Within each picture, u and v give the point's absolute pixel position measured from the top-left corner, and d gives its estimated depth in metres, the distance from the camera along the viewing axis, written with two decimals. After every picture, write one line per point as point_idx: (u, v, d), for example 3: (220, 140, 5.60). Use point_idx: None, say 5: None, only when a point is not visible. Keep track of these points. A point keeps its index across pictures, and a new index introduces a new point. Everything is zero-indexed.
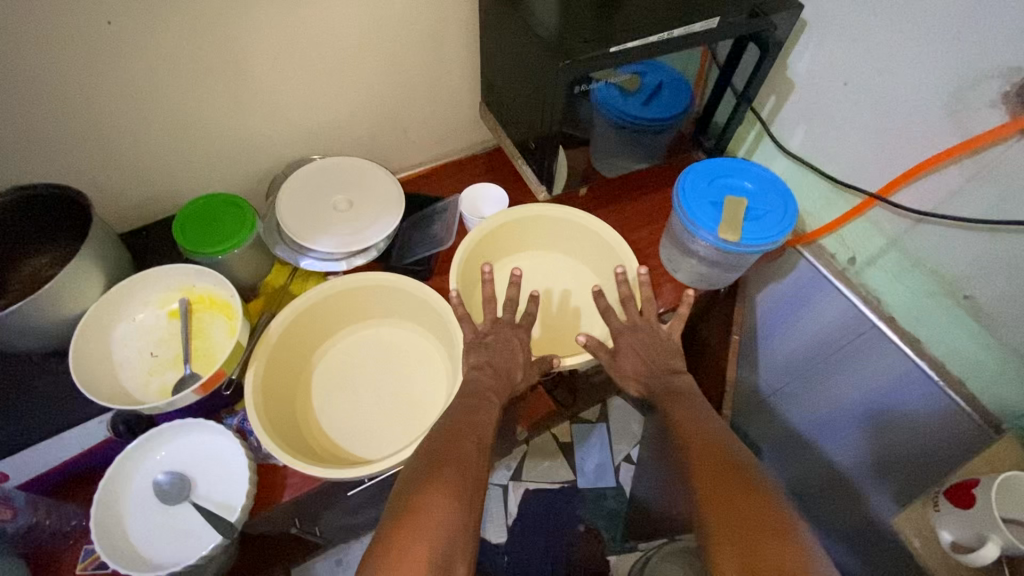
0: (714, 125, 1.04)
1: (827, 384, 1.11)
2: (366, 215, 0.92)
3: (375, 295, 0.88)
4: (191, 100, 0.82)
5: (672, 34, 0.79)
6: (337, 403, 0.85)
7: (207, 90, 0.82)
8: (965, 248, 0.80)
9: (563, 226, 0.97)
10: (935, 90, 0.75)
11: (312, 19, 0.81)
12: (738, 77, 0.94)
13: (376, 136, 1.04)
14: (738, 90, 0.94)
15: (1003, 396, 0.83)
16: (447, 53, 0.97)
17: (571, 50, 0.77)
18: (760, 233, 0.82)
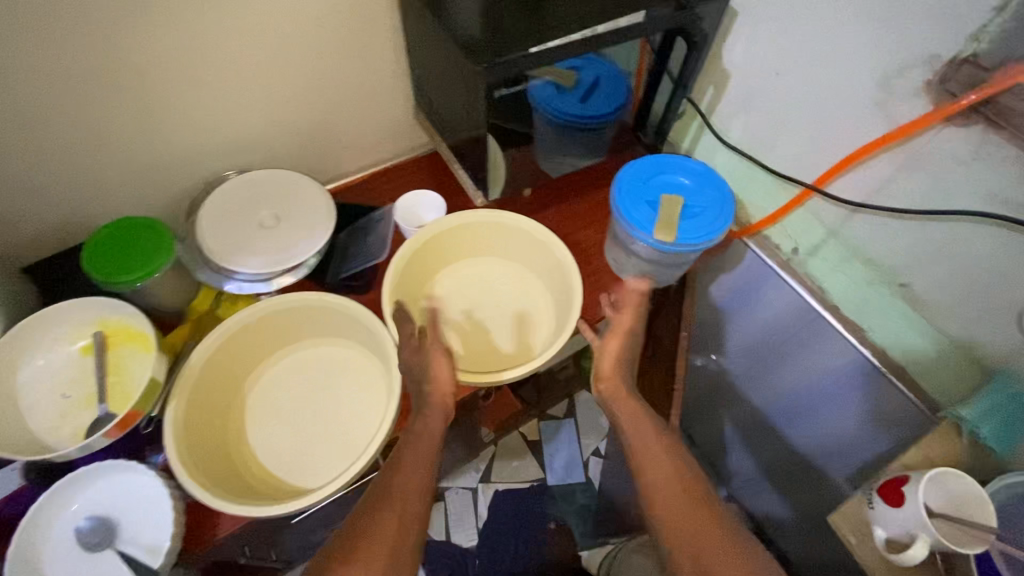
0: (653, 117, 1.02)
1: (781, 372, 1.11)
2: (295, 231, 0.89)
3: (306, 316, 0.84)
4: (90, 121, 0.76)
5: (597, 31, 0.76)
6: (271, 431, 0.82)
7: (107, 108, 0.76)
8: (899, 238, 0.80)
9: (501, 232, 0.94)
10: (861, 81, 0.74)
11: (217, 27, 0.76)
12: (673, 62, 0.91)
13: (306, 144, 0.99)
14: (674, 75, 0.91)
15: (942, 382, 0.84)
16: (372, 55, 0.92)
17: (490, 52, 0.74)
18: (698, 232, 0.81)
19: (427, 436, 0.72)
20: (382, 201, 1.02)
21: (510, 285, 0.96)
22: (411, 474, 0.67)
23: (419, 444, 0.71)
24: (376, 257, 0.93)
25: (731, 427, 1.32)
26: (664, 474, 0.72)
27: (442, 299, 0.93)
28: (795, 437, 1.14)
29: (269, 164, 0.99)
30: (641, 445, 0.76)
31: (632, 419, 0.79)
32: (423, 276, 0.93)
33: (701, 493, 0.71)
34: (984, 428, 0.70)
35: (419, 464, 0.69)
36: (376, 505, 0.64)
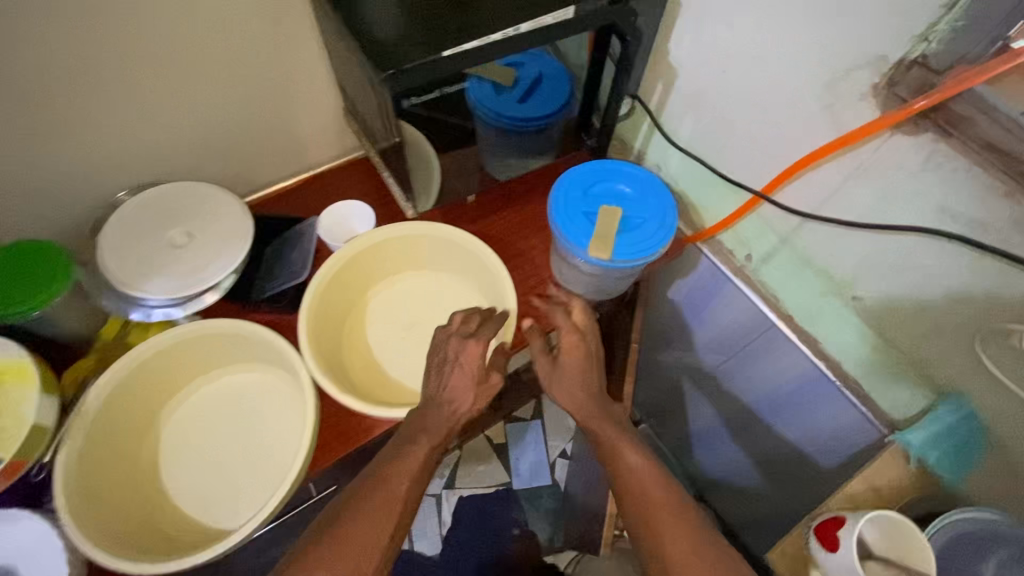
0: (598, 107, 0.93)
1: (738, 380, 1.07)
2: (207, 250, 0.82)
3: (219, 345, 0.78)
4: None
5: (520, 30, 0.69)
6: (184, 468, 0.76)
7: None
8: (849, 248, 0.75)
9: (434, 243, 0.87)
10: (809, 83, 0.68)
11: (98, 34, 0.68)
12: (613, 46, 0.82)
13: (224, 153, 0.91)
14: (615, 55, 0.81)
15: (896, 398, 0.80)
16: (289, 55, 0.84)
17: (400, 57, 0.66)
18: (635, 246, 0.77)
19: (430, 444, 0.70)
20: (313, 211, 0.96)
21: (449, 301, 0.89)
22: (401, 486, 0.66)
23: (420, 452, 0.69)
24: (297, 276, 0.86)
25: (692, 431, 1.28)
26: (628, 490, 0.70)
27: (376, 319, 0.87)
28: (755, 444, 1.11)
29: (184, 176, 0.91)
30: (614, 454, 0.73)
31: (603, 430, 0.76)
32: (353, 296, 0.86)
33: (658, 507, 0.68)
34: (931, 456, 0.68)
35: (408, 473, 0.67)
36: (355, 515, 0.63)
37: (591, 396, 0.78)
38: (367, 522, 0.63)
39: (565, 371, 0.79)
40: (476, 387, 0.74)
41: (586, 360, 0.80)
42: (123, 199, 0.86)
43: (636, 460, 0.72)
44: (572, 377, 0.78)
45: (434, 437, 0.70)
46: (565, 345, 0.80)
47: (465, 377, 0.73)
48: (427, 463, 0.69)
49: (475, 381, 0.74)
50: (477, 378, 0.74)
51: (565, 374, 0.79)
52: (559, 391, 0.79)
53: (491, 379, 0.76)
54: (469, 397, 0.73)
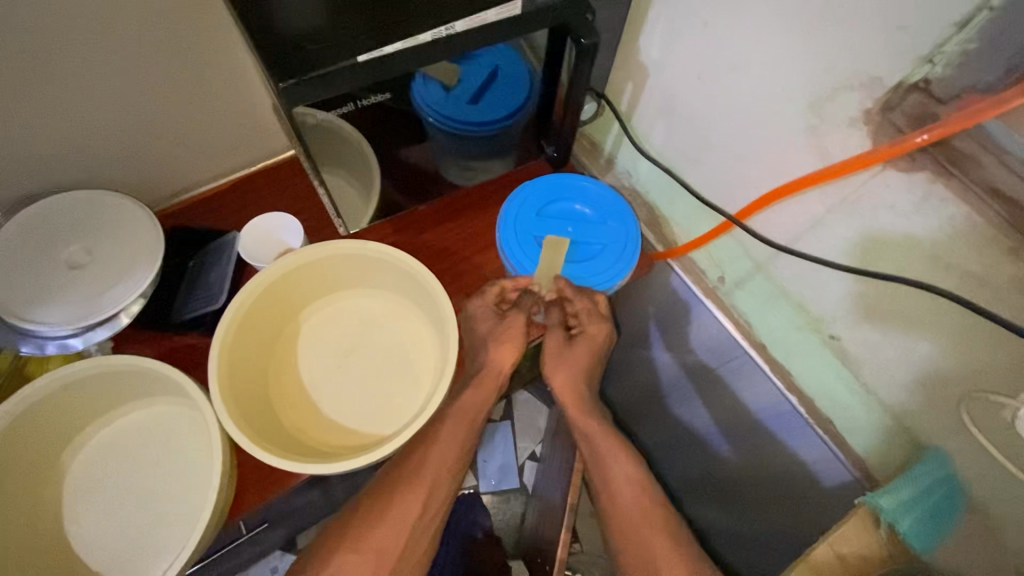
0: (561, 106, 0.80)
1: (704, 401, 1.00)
2: (109, 271, 0.73)
3: (123, 381, 0.70)
4: None
5: (455, 29, 0.57)
6: (92, 516, 0.69)
7: None
8: (830, 284, 0.67)
9: (370, 263, 0.78)
10: (792, 99, 0.59)
11: None
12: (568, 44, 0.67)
13: (133, 154, 0.80)
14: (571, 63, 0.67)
15: (872, 443, 0.73)
16: (201, 45, 0.72)
17: (302, 61, 0.54)
18: (586, 276, 0.70)
19: (463, 416, 0.68)
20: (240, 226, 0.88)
21: (387, 328, 0.80)
22: (434, 458, 0.65)
23: (450, 425, 0.67)
24: (213, 301, 0.76)
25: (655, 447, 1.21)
26: (614, 498, 0.64)
27: (305, 351, 0.79)
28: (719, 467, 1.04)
29: (85, 183, 0.80)
30: (601, 463, 0.66)
31: (596, 432, 0.68)
32: (276, 325, 0.78)
33: (641, 515, 0.63)
34: (904, 521, 0.61)
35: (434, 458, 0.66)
36: (392, 498, 0.63)
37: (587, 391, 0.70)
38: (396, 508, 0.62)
39: (571, 356, 0.69)
40: (503, 330, 0.69)
41: (600, 345, 0.70)
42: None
43: (625, 467, 0.65)
44: (583, 358, 0.69)
45: (470, 405, 0.68)
46: (580, 331, 0.69)
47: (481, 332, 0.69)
48: (463, 437, 0.67)
49: (503, 330, 0.69)
50: (506, 323, 0.69)
51: (570, 361, 0.68)
52: (560, 375, 0.68)
53: (512, 317, 0.69)
54: (489, 351, 0.69)
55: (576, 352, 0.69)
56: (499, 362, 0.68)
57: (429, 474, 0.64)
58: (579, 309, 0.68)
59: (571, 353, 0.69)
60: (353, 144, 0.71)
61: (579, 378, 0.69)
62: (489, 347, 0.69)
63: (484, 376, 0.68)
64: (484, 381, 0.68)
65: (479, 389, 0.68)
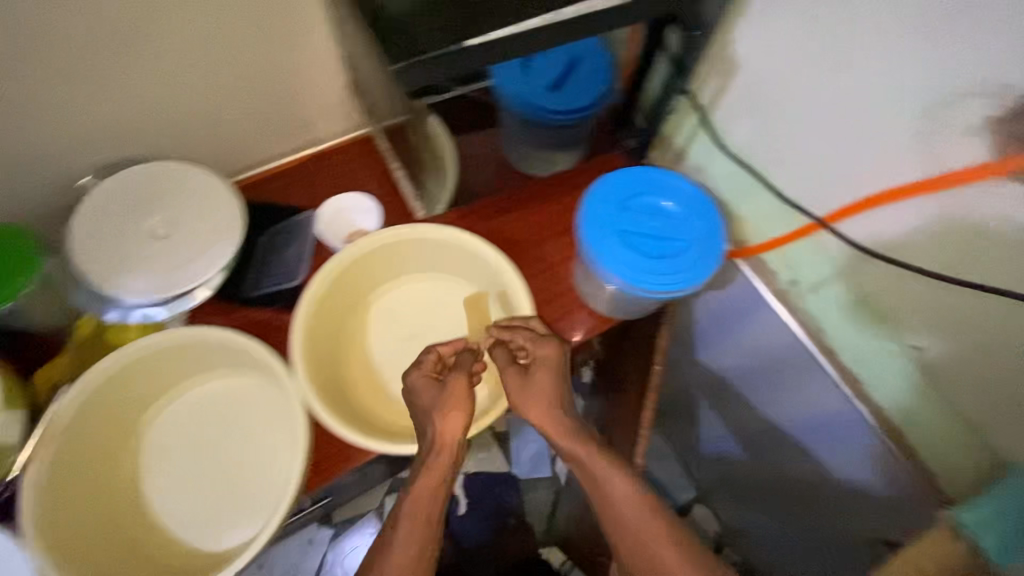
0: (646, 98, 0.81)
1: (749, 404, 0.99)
2: (190, 243, 0.73)
3: (203, 352, 0.71)
4: None
5: (562, 14, 0.55)
6: (170, 481, 0.71)
7: None
8: (920, 293, 0.66)
9: (443, 248, 0.78)
10: (903, 103, 0.58)
11: None
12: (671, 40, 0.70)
13: (215, 125, 0.81)
14: (674, 55, 0.70)
15: (946, 455, 0.73)
16: (295, 20, 0.73)
17: (412, 43, 0.54)
18: (670, 275, 0.68)
19: (429, 494, 0.61)
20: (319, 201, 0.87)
21: (457, 313, 0.81)
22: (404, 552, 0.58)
23: (417, 502, 0.61)
24: (292, 278, 0.79)
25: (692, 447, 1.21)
26: (619, 519, 0.61)
27: (377, 332, 0.80)
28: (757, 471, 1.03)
29: (166, 152, 0.81)
30: (596, 484, 0.63)
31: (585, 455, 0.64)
32: (349, 306, 0.78)
33: (653, 537, 0.59)
34: (989, 539, 0.60)
35: (402, 542, 0.59)
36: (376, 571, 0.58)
37: (568, 410, 0.66)
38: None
39: (535, 385, 0.67)
40: (444, 393, 0.65)
41: (560, 366, 0.68)
42: (87, 183, 0.77)
43: (624, 487, 0.62)
44: (549, 380, 0.67)
45: (432, 481, 0.61)
46: (535, 356, 0.68)
47: (424, 401, 0.65)
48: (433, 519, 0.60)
49: (445, 396, 0.65)
50: (444, 388, 0.66)
51: (536, 391, 0.66)
52: (534, 408, 0.66)
53: (451, 380, 0.66)
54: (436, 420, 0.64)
55: (538, 381, 0.67)
56: (448, 428, 0.63)
57: (407, 548, 0.58)
58: (526, 340, 0.69)
59: (533, 385, 0.67)
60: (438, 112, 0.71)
61: (553, 407, 0.66)
62: (431, 417, 0.64)
63: (437, 451, 0.63)
64: (438, 454, 0.63)
65: (438, 466, 0.62)
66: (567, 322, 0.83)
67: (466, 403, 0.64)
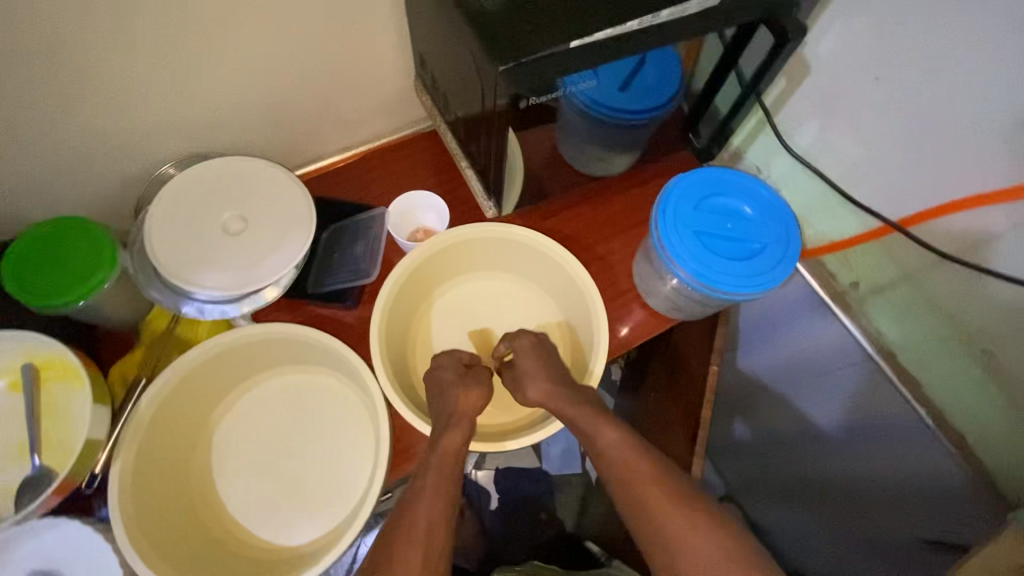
0: (714, 112, 0.81)
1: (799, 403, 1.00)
2: (263, 237, 0.73)
3: (283, 346, 0.72)
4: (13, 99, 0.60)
5: (660, 17, 0.56)
6: (242, 475, 0.72)
7: (34, 85, 0.60)
8: (992, 298, 0.66)
9: (512, 246, 0.79)
10: (995, 107, 0.58)
11: None
12: (747, 57, 0.70)
13: (283, 121, 0.81)
14: (747, 80, 0.70)
15: (1008, 459, 0.73)
16: (370, 16, 0.73)
17: (515, 45, 0.54)
18: (748, 278, 0.68)
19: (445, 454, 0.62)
20: (389, 197, 0.86)
21: (523, 313, 0.82)
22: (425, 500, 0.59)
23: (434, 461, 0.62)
24: (365, 276, 0.79)
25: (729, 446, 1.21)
26: (617, 473, 0.61)
27: (441, 333, 0.80)
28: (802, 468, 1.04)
29: (233, 147, 0.81)
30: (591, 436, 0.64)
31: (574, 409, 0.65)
32: (416, 302, 0.79)
33: (651, 491, 0.58)
34: None
35: (429, 494, 0.59)
36: (407, 513, 0.57)
37: (560, 377, 0.68)
38: (418, 528, 0.56)
39: (526, 367, 0.70)
40: (458, 377, 0.69)
41: (545, 350, 0.72)
42: (167, 172, 0.77)
43: (613, 437, 0.62)
44: (534, 360, 0.70)
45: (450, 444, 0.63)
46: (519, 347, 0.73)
47: (447, 377, 0.68)
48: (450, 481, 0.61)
49: (461, 378, 0.68)
50: (461, 370, 0.70)
51: (523, 373, 0.69)
52: (535, 386, 0.68)
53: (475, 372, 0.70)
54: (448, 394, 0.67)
55: (527, 363, 0.71)
56: (466, 400, 0.66)
57: (430, 494, 0.59)
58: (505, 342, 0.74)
59: (525, 367, 0.70)
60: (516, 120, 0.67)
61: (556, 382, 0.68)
62: (439, 396, 0.67)
63: (455, 418, 0.64)
64: (460, 421, 0.64)
65: (454, 429, 0.64)
66: (626, 321, 0.83)
67: (477, 380, 0.68)
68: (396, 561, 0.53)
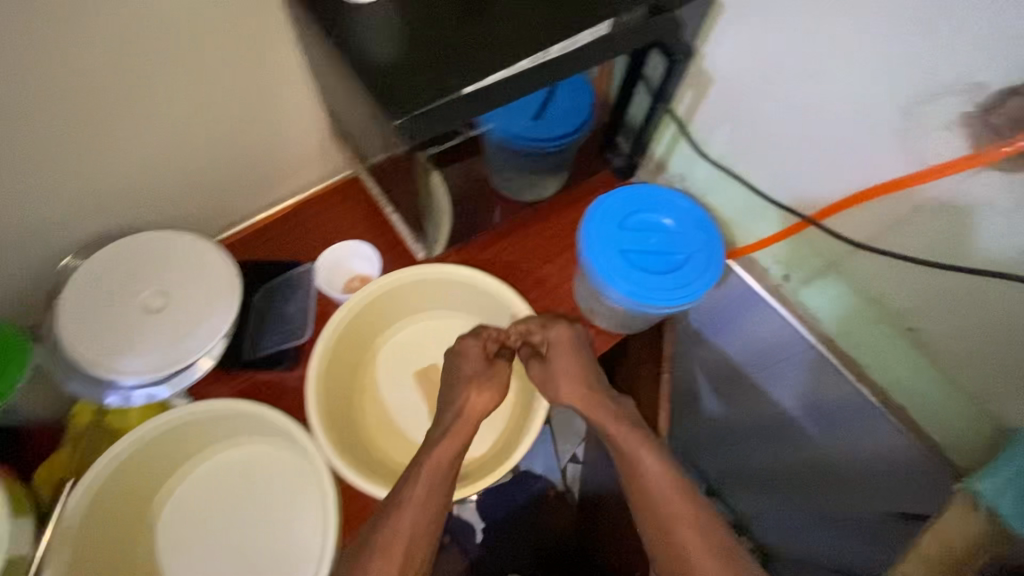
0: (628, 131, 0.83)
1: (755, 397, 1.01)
2: (186, 312, 0.71)
3: (216, 425, 0.69)
4: None
5: (550, 54, 0.57)
6: (191, 565, 0.68)
7: None
8: (908, 278, 0.69)
9: (447, 286, 0.78)
10: (880, 103, 0.60)
11: (44, 76, 0.56)
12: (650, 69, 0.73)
13: (197, 187, 0.79)
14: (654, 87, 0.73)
15: (948, 425, 0.76)
16: (274, 75, 0.72)
17: (410, 97, 0.54)
18: (676, 291, 0.69)
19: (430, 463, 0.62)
20: (320, 250, 0.84)
21: None
22: (405, 516, 0.58)
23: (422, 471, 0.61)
24: (298, 335, 0.77)
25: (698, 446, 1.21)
26: None
27: (388, 384, 0.78)
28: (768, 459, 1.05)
29: (147, 222, 0.78)
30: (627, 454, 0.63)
31: (615, 429, 0.65)
32: (356, 357, 0.77)
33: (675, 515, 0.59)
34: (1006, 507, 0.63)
35: (416, 502, 0.59)
36: (391, 520, 0.58)
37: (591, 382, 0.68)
38: (403, 536, 0.57)
39: (556, 367, 0.69)
40: (488, 376, 0.68)
41: (574, 346, 0.71)
42: (67, 264, 0.74)
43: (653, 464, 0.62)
44: (569, 361, 0.69)
45: (445, 449, 0.63)
46: (553, 342, 0.70)
47: (469, 369, 0.68)
48: (436, 487, 0.60)
49: (487, 377, 0.68)
50: (482, 366, 0.69)
51: (557, 373, 0.69)
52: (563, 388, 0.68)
53: (500, 366, 0.69)
54: (476, 393, 0.66)
55: (558, 365, 0.69)
56: (477, 404, 0.66)
57: (419, 499, 0.59)
58: (534, 326, 0.71)
59: (556, 369, 0.69)
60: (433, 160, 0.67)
61: (580, 385, 0.68)
62: (463, 402, 0.66)
63: (461, 421, 0.65)
64: (462, 426, 0.65)
65: (461, 433, 0.64)
66: None
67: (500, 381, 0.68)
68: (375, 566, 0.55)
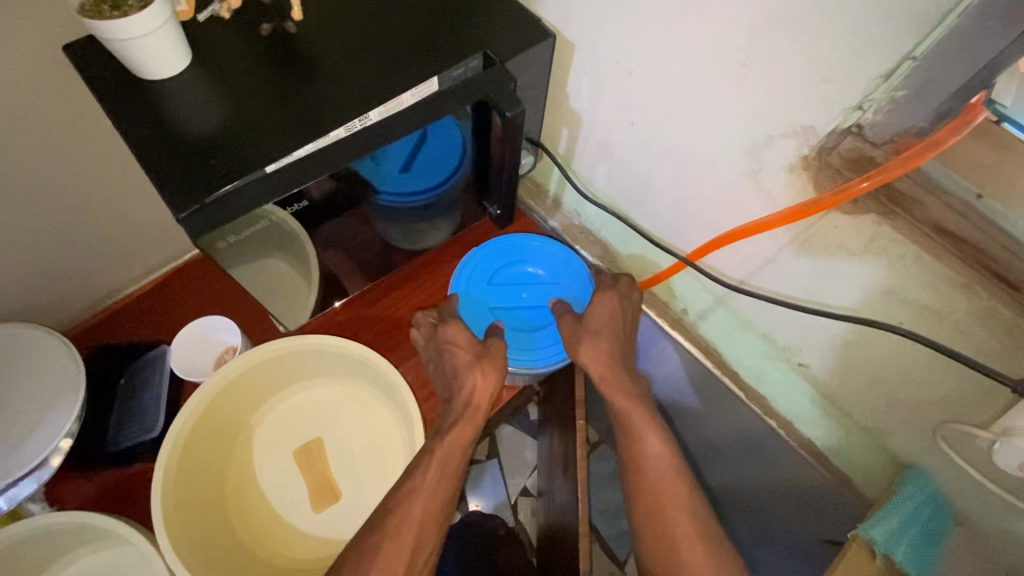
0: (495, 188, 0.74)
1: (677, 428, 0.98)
2: (23, 418, 0.65)
3: (66, 536, 0.64)
4: None
5: (369, 120, 0.54)
6: None
7: None
8: (789, 316, 0.66)
9: (320, 355, 0.73)
10: (728, 144, 0.57)
11: None
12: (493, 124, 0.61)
13: (44, 279, 0.72)
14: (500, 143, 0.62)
15: (852, 457, 0.73)
16: (107, 155, 0.67)
17: (201, 181, 0.49)
18: (555, 348, 0.72)
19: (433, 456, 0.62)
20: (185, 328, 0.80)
21: (351, 422, 0.75)
22: (413, 510, 0.59)
23: (428, 466, 0.61)
24: (150, 428, 0.70)
25: None
26: None
27: (263, 464, 0.73)
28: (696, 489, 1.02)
29: None
30: (634, 436, 0.64)
31: (627, 409, 0.65)
32: (224, 439, 0.72)
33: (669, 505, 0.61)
34: (899, 550, 0.60)
35: (426, 490, 0.60)
36: (399, 512, 0.58)
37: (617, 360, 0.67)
38: (407, 529, 0.58)
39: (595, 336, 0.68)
40: (480, 357, 0.66)
41: (618, 324, 0.69)
42: None
43: (657, 446, 0.63)
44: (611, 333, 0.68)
45: (450, 441, 0.62)
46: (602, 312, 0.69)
47: (459, 360, 0.66)
48: (444, 473, 0.61)
49: (481, 357, 0.66)
50: (476, 350, 0.66)
51: (591, 335, 0.67)
52: (588, 348, 0.66)
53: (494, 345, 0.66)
54: (474, 377, 0.65)
55: (602, 338, 0.67)
56: (480, 390, 0.64)
57: (428, 487, 0.60)
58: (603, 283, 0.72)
59: (595, 338, 0.67)
60: (250, 245, 0.58)
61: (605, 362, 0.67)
62: (472, 387, 0.64)
63: (471, 410, 0.64)
64: (472, 415, 0.64)
65: (471, 420, 0.64)
66: None
67: (496, 371, 0.65)
68: (378, 560, 0.56)
